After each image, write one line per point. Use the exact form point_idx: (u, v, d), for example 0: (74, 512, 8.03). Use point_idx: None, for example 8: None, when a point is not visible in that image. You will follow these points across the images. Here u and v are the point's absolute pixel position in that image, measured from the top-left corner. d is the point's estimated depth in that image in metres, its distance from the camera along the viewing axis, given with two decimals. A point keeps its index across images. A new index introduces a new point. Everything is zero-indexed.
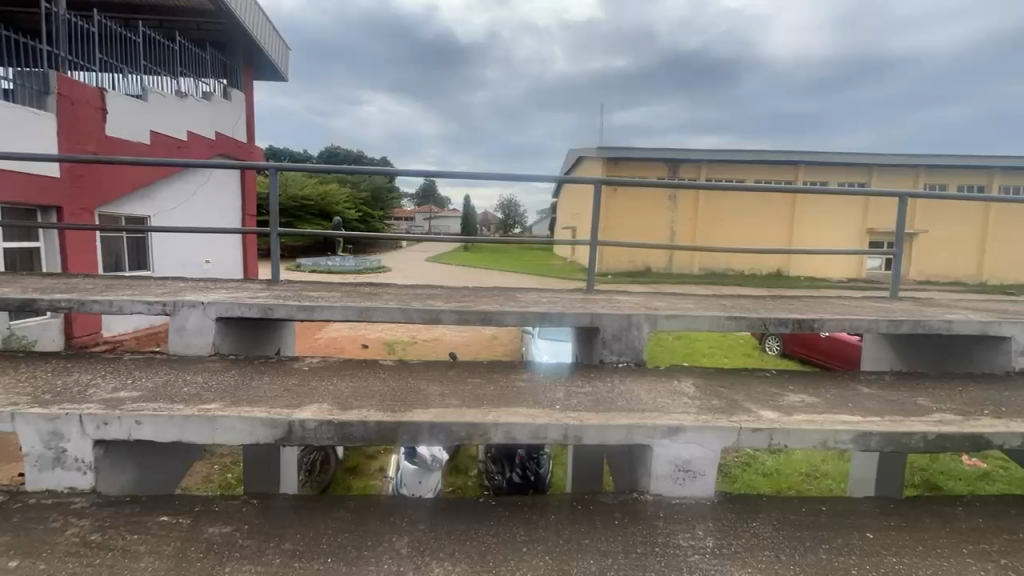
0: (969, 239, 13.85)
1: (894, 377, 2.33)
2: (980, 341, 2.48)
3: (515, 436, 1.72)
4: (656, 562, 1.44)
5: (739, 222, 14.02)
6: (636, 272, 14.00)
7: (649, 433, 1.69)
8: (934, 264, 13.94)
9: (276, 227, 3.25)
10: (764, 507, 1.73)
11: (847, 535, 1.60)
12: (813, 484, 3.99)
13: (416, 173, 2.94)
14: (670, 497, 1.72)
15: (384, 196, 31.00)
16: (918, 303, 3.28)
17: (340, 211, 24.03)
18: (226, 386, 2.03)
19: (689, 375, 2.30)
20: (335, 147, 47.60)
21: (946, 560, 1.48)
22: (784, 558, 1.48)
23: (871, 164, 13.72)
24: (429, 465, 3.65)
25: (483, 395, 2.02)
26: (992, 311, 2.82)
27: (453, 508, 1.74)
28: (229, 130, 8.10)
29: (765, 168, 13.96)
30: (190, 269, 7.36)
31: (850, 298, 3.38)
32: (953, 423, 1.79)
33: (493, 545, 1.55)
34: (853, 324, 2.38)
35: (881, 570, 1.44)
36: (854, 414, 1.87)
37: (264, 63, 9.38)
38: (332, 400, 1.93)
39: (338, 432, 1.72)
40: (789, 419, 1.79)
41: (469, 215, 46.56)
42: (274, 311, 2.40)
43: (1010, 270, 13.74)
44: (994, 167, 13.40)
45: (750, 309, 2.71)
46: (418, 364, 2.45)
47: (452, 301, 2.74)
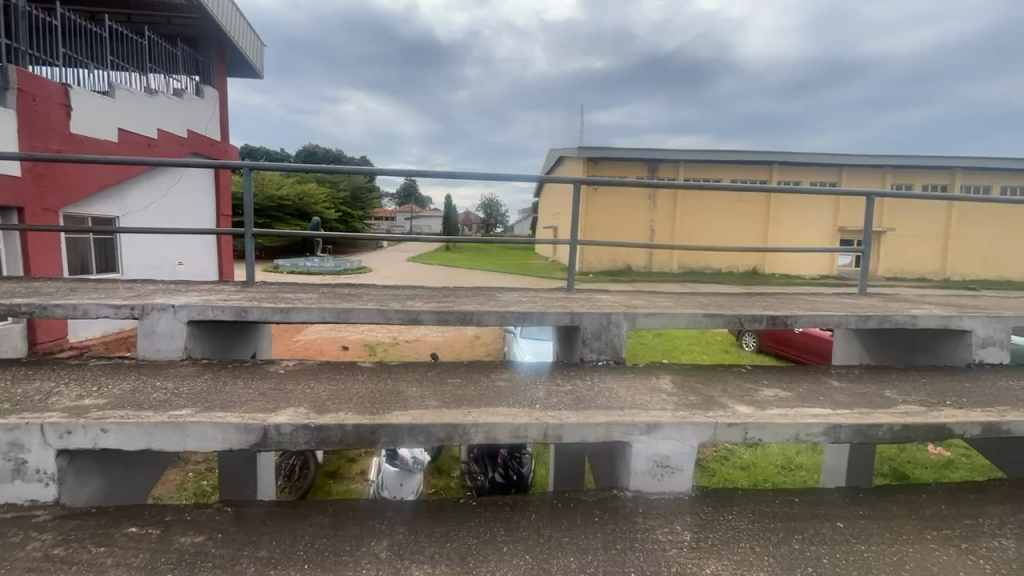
0: (933, 237, 14.40)
1: (862, 371, 2.41)
2: (941, 335, 2.58)
3: (495, 436, 1.72)
4: (635, 558, 1.45)
5: (717, 221, 14.30)
6: (616, 270, 14.15)
7: (627, 430, 1.70)
8: (900, 261, 14.46)
9: (250, 227, 3.17)
10: (740, 501, 1.76)
11: (818, 525, 1.64)
12: (787, 475, 4.09)
13: (395, 173, 2.91)
14: (649, 493, 1.74)
15: (365, 196, 30.69)
16: (885, 298, 3.40)
17: (319, 211, 23.68)
18: (198, 392, 1.97)
19: (667, 372, 2.34)
20: (313, 147, 46.99)
21: (910, 546, 1.54)
22: (759, 550, 1.51)
23: (842, 165, 14.15)
24: (411, 468, 3.63)
25: (464, 396, 2.01)
26: (953, 306, 2.94)
27: (433, 510, 1.73)
28: (201, 129, 7.87)
29: (740, 169, 14.31)
30: (162, 272, 7.14)
31: (821, 295, 3.47)
32: (918, 413, 1.85)
33: (474, 546, 1.54)
34: (823, 319, 2.45)
35: (852, 558, 1.48)
36: (824, 407, 1.92)
37: (239, 60, 9.18)
38: (310, 404, 1.89)
39: (314, 435, 1.69)
40: (763, 414, 1.82)
41: (450, 215, 46.38)
42: (248, 313, 2.34)
43: (971, 267, 14.33)
44: (957, 168, 13.95)
45: (726, 306, 2.76)
46: (397, 366, 2.43)
47: (431, 302, 2.72)
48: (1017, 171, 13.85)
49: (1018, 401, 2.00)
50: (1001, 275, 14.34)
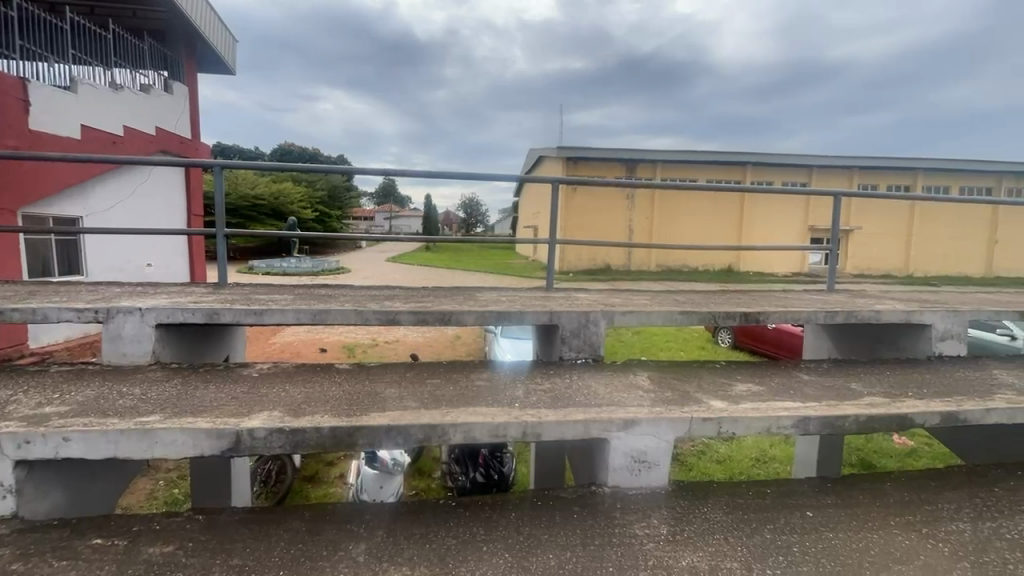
0: (897, 235, 14.97)
1: (831, 365, 2.49)
2: (904, 330, 2.69)
3: (474, 436, 1.72)
4: (613, 552, 1.47)
5: (693, 220, 14.57)
6: (596, 269, 14.28)
7: (605, 426, 1.72)
8: (866, 258, 15.00)
9: (221, 227, 3.08)
10: (715, 494, 1.81)
11: (789, 515, 1.69)
12: (762, 467, 4.20)
13: (371, 172, 2.88)
14: (627, 488, 1.76)
15: (343, 195, 30.21)
16: (852, 294, 3.52)
17: (295, 210, 23.21)
18: (167, 397, 1.91)
19: (644, 369, 2.37)
20: (288, 146, 46.02)
21: (876, 533, 1.60)
22: (733, 541, 1.54)
23: (812, 166, 14.60)
24: (391, 470, 3.58)
25: (442, 396, 2.00)
26: (914, 301, 3.07)
27: (411, 512, 1.72)
28: (170, 126, 7.62)
29: (715, 169, 14.64)
30: (130, 274, 6.89)
31: (791, 291, 3.58)
32: (882, 405, 1.93)
33: (453, 546, 1.53)
34: (794, 315, 2.52)
35: (820, 546, 1.53)
36: (794, 400, 1.98)
37: (209, 55, 8.91)
38: (284, 407, 1.85)
39: (289, 440, 1.66)
40: (736, 408, 1.87)
41: (429, 215, 46.06)
42: (220, 316, 2.28)
43: (932, 264, 14.95)
44: (918, 169, 14.53)
45: (701, 303, 2.81)
46: (375, 367, 2.40)
47: (410, 302, 2.69)
48: (974, 173, 14.53)
49: (974, 390, 2.10)
50: (960, 272, 14.97)
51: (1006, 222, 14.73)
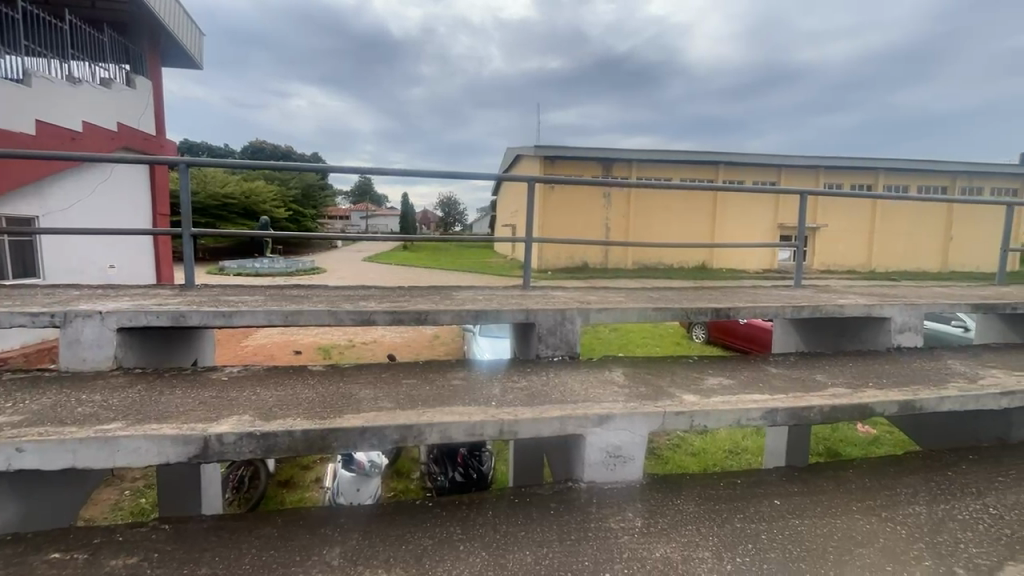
0: (860, 233, 15.56)
1: (797, 358, 2.58)
2: (866, 323, 2.81)
3: (450, 436, 1.71)
4: (589, 546, 1.49)
5: (668, 219, 14.84)
6: (574, 268, 14.41)
7: (581, 423, 1.74)
8: (832, 255, 15.57)
9: (188, 227, 2.98)
10: (687, 486, 1.85)
11: (758, 503, 1.75)
12: (734, 459, 4.31)
13: (345, 171, 2.84)
14: (603, 483, 1.78)
15: (317, 194, 29.60)
16: (818, 289, 3.64)
17: (268, 210, 22.62)
18: (130, 404, 1.84)
19: (619, 365, 2.41)
20: (260, 143, 44.83)
21: (839, 518, 1.67)
22: (705, 531, 1.58)
23: (781, 166, 15.06)
24: (368, 472, 3.53)
25: (418, 396, 1.99)
26: (874, 295, 3.21)
27: (388, 513, 1.70)
28: (132, 122, 7.31)
29: (689, 169, 14.95)
30: (91, 276, 6.60)
31: (760, 288, 3.69)
32: (845, 395, 2.00)
33: (429, 547, 1.53)
34: (763, 310, 2.60)
35: (787, 533, 1.58)
36: (763, 393, 2.05)
37: (174, 48, 8.58)
38: (254, 411, 1.81)
39: (260, 444, 1.62)
40: (707, 401, 1.92)
41: (406, 214, 45.59)
42: (186, 319, 2.21)
43: (892, 260, 15.62)
44: (879, 169, 15.13)
45: (675, 300, 2.87)
46: (349, 368, 2.36)
47: (385, 302, 2.66)
48: (931, 173, 15.22)
49: (929, 379, 2.21)
50: (919, 268, 15.66)
51: (960, 219, 15.48)
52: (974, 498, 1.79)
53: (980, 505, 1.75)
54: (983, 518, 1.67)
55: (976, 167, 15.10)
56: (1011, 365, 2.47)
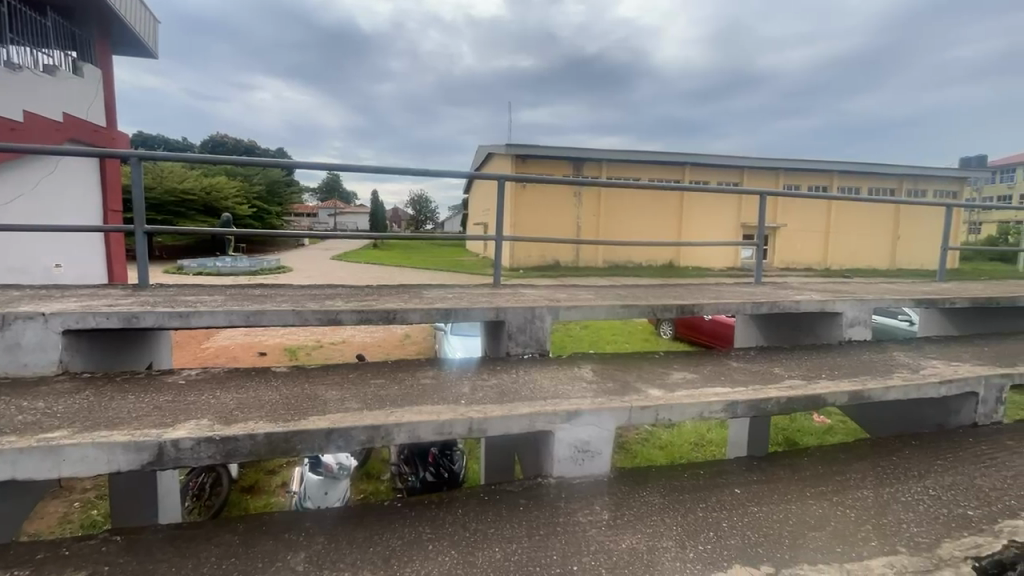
0: (816, 231, 16.30)
1: (758, 352, 2.69)
2: (820, 318, 2.94)
3: (419, 435, 1.70)
4: (557, 541, 1.51)
5: (637, 218, 15.12)
6: (545, 266, 14.60)
7: (550, 419, 1.76)
8: (791, 253, 16.25)
9: (142, 224, 2.83)
10: (653, 478, 1.90)
11: (720, 492, 1.81)
12: (699, 451, 4.44)
13: (310, 168, 2.77)
14: (572, 478, 1.81)
15: (283, 191, 28.68)
16: (777, 286, 3.80)
17: (230, 206, 21.75)
18: (77, 410, 1.74)
19: (588, 362, 2.45)
20: (221, 137, 43.09)
21: (794, 503, 1.75)
22: (669, 521, 1.63)
23: (743, 167, 15.60)
24: (336, 475, 3.41)
25: (386, 396, 1.97)
26: (827, 292, 3.38)
27: (355, 516, 1.68)
28: (79, 112, 6.88)
29: (656, 169, 15.31)
30: (36, 275, 6.18)
31: (722, 285, 3.82)
32: (800, 387, 2.10)
33: (398, 547, 1.51)
34: (726, 307, 2.69)
35: (745, 519, 1.65)
36: (725, 386, 2.12)
37: (125, 35, 8.13)
38: (213, 415, 1.74)
39: (220, 448, 1.56)
40: (672, 395, 1.97)
41: (376, 211, 44.83)
42: (139, 320, 2.10)
43: (845, 257, 16.44)
44: (834, 170, 15.89)
45: (641, 297, 2.93)
46: (315, 369, 2.31)
47: (352, 301, 2.60)
48: (880, 175, 16.09)
49: (876, 370, 2.34)
50: (869, 265, 16.51)
51: (906, 219, 16.43)
52: (916, 481, 1.91)
53: (921, 487, 1.87)
54: (923, 499, 1.79)
55: (920, 170, 16.05)
56: (949, 356, 2.64)
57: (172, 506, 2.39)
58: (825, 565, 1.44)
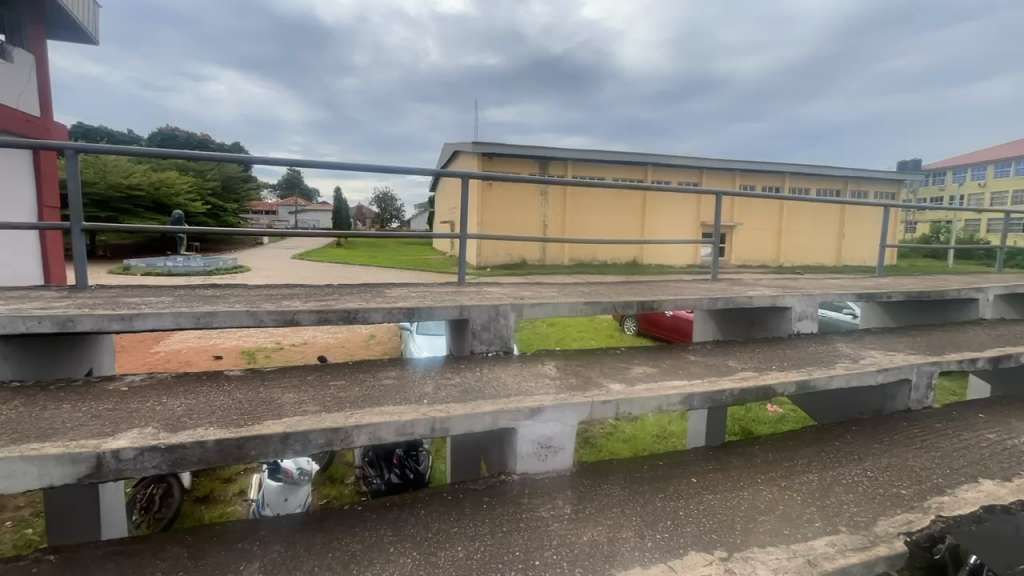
0: (770, 230, 17.06)
1: (714, 345, 2.80)
2: (771, 311, 3.08)
3: (379, 436, 1.67)
4: (520, 536, 1.52)
5: (602, 217, 15.38)
6: (512, 264, 14.66)
7: (513, 416, 1.76)
8: (746, 251, 16.96)
9: (78, 222, 2.64)
10: (613, 471, 1.95)
11: (678, 482, 1.88)
12: (661, 442, 4.58)
13: (265, 163, 2.66)
14: (535, 474, 1.83)
15: (240, 187, 27.50)
16: (733, 282, 3.96)
17: (182, 203, 20.66)
18: (4, 421, 1.62)
19: (552, 358, 2.47)
20: (170, 130, 40.82)
21: (746, 490, 1.83)
22: (629, 511, 1.68)
23: (702, 168, 16.12)
24: (297, 481, 3.33)
25: (346, 397, 1.92)
26: (777, 287, 3.55)
27: (314, 522, 1.63)
28: (9, 101, 6.37)
29: (620, 169, 15.61)
30: None
31: (682, 282, 3.94)
32: (752, 378, 2.20)
33: (358, 551, 1.48)
34: (684, 302, 2.78)
35: (701, 507, 1.71)
36: (683, 379, 2.19)
37: (61, 18, 7.58)
38: (158, 423, 1.65)
39: (166, 458, 1.49)
40: (632, 390, 2.02)
41: (339, 209, 43.56)
42: (76, 323, 1.97)
43: (796, 255, 17.28)
44: (786, 172, 16.67)
45: (604, 294, 2.98)
46: (272, 372, 2.23)
47: (311, 301, 2.53)
48: (826, 177, 17.01)
49: (821, 361, 2.47)
50: (819, 262, 17.43)
51: (851, 219, 17.43)
52: (856, 464, 2.04)
53: (860, 470, 1.99)
54: (862, 480, 1.91)
55: (862, 172, 17.07)
56: (885, 346, 2.83)
57: (117, 521, 2.25)
58: (773, 546, 1.51)
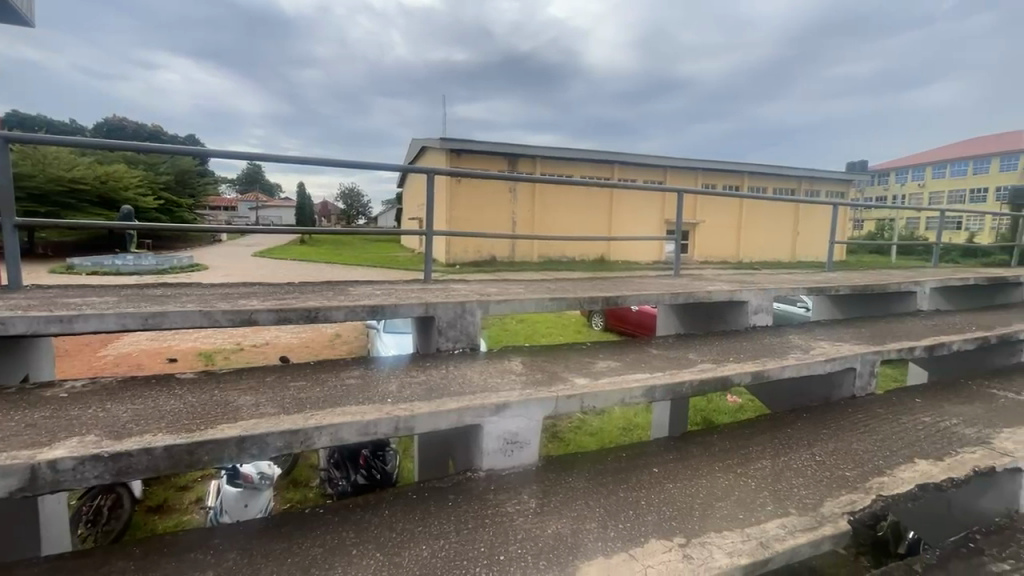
0: (730, 227, 17.68)
1: (676, 339, 2.88)
2: (730, 306, 3.19)
3: (341, 437, 1.63)
4: (486, 532, 1.52)
5: (571, 214, 15.56)
6: (482, 261, 14.64)
7: (478, 413, 1.76)
8: (708, 248, 17.53)
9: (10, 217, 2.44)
10: (579, 464, 1.98)
11: (641, 472, 1.93)
12: (627, 434, 4.70)
13: (217, 156, 2.55)
14: (500, 470, 1.84)
15: (195, 182, 26.27)
16: (694, 277, 4.08)
17: (131, 198, 19.55)
18: None
19: (518, 354, 2.48)
20: (118, 121, 38.52)
21: (705, 477, 1.89)
22: (592, 503, 1.71)
23: (667, 167, 16.53)
24: (257, 486, 3.22)
25: (307, 398, 1.87)
26: (735, 282, 3.68)
27: (272, 527, 1.58)
28: None
29: (588, 167, 15.81)
30: None
31: (646, 278, 4.02)
32: (710, 370, 2.27)
33: (319, 555, 1.44)
34: (647, 298, 2.84)
35: (661, 496, 1.76)
36: (645, 372, 2.25)
37: None
38: (101, 431, 1.55)
39: (110, 467, 1.40)
40: (595, 383, 2.06)
41: (303, 204, 42.21)
42: (8, 326, 1.83)
43: (754, 251, 17.99)
44: (745, 172, 17.30)
45: (570, 290, 3.01)
46: (228, 374, 2.14)
47: (269, 299, 2.45)
48: (782, 177, 17.77)
49: (775, 352, 2.59)
50: (775, 258, 18.21)
51: (804, 217, 18.28)
52: (806, 449, 2.15)
53: (810, 454, 2.10)
54: (811, 464, 2.01)
55: (815, 172, 17.93)
56: (834, 337, 2.98)
57: (59, 535, 2.11)
58: (728, 531, 1.57)
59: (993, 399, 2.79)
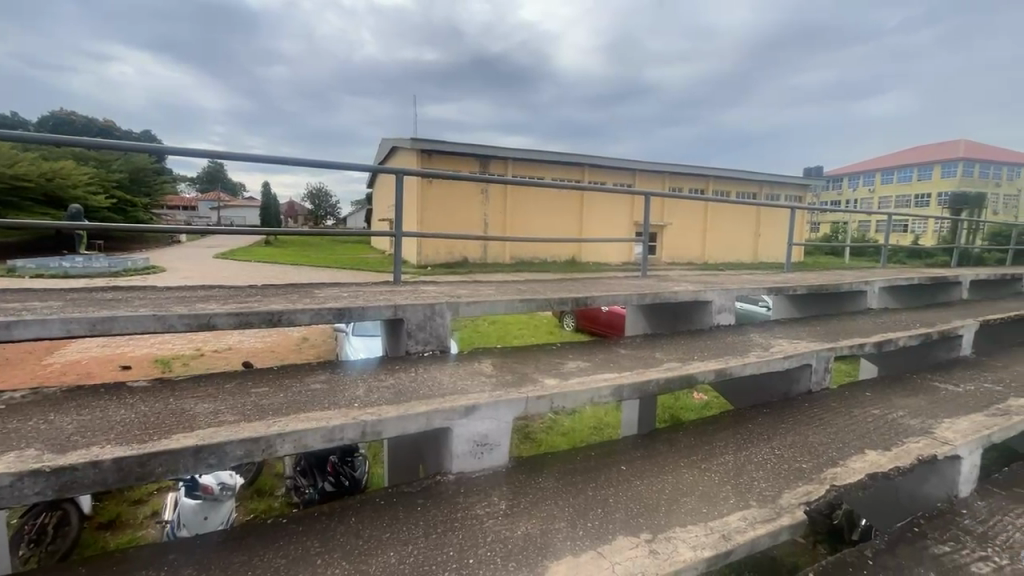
0: (696, 229, 18.20)
1: (644, 338, 2.94)
2: (696, 305, 3.27)
3: (306, 443, 1.59)
4: (455, 536, 1.51)
5: (542, 215, 15.66)
6: (453, 262, 14.56)
7: (448, 416, 1.75)
8: (675, 249, 17.98)
9: None
10: (548, 465, 1.99)
11: (609, 471, 1.96)
12: (597, 433, 4.77)
13: (171, 153, 2.43)
14: (471, 473, 1.83)
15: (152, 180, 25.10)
16: (661, 277, 4.18)
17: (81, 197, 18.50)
18: None
19: (489, 356, 2.48)
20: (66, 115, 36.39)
21: (671, 473, 1.94)
22: (562, 503, 1.72)
23: (635, 170, 16.87)
24: (218, 497, 3.10)
25: (269, 404, 1.81)
26: (699, 283, 3.78)
27: (233, 539, 1.52)
28: None
29: (559, 169, 15.97)
30: None
31: (615, 279, 4.08)
32: (676, 368, 2.33)
33: (282, 566, 1.40)
34: (615, 298, 2.89)
35: (629, 493, 1.80)
36: (613, 371, 2.28)
37: None
38: (42, 444, 1.46)
39: (52, 482, 1.32)
40: (565, 384, 2.07)
41: (268, 204, 40.88)
42: None
43: (719, 252, 18.58)
44: (709, 175, 17.85)
45: (540, 291, 3.03)
46: (185, 381, 2.05)
47: (230, 303, 2.36)
48: (744, 181, 18.44)
49: (737, 350, 2.67)
50: (738, 259, 18.85)
51: (765, 219, 19.02)
52: (765, 443, 2.23)
53: (769, 448, 2.18)
54: (770, 457, 2.10)
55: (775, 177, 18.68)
56: (791, 335, 3.11)
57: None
58: (692, 525, 1.62)
59: (935, 392, 2.98)
